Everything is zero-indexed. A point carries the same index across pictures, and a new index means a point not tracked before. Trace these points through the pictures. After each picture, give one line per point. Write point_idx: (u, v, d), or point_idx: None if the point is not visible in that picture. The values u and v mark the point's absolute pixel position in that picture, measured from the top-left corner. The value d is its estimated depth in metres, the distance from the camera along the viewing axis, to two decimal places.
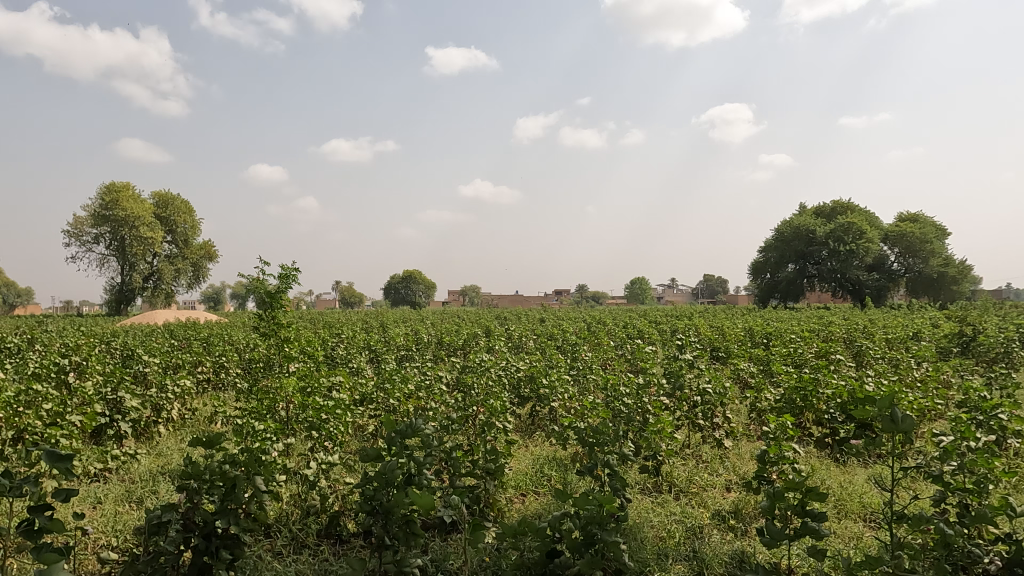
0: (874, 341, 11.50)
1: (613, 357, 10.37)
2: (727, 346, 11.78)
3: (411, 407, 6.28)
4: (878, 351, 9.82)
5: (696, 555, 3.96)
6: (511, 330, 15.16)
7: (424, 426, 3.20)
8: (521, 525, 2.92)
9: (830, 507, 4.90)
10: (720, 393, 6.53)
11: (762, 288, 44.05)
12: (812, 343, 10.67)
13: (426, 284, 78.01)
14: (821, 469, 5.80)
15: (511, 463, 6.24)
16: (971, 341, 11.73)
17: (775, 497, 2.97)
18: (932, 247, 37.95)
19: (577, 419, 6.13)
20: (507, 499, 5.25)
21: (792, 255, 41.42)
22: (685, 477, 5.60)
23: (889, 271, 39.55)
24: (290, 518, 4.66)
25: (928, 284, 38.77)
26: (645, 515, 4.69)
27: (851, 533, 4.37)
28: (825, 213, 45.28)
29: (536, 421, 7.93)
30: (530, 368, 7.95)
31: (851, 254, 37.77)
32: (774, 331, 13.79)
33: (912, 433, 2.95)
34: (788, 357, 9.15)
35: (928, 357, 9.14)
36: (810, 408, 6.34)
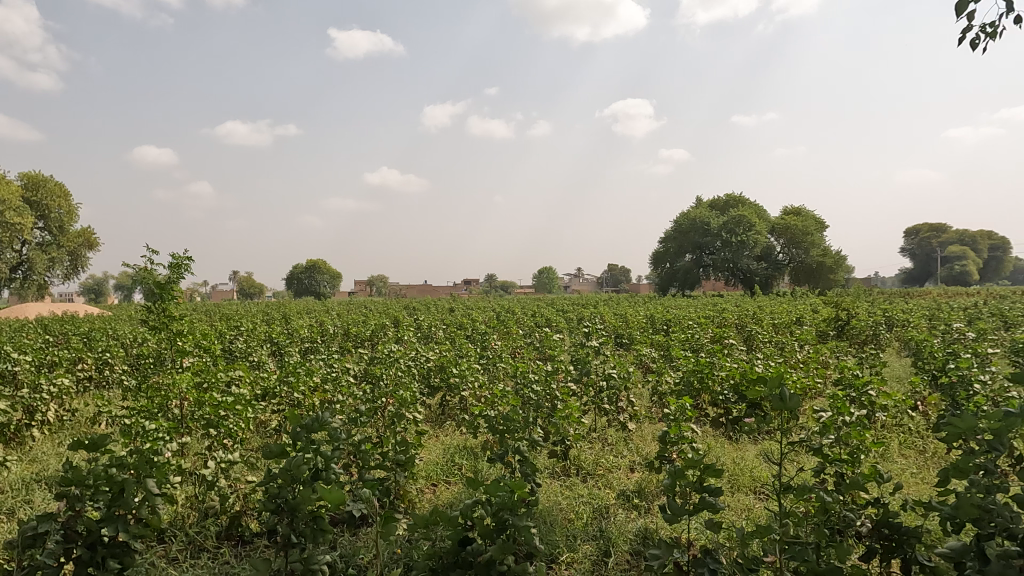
0: (762, 326, 12.38)
1: (522, 346, 10.55)
2: (630, 333, 12.31)
3: (317, 400, 6.09)
4: (766, 335, 10.57)
5: (603, 535, 4.11)
6: (418, 320, 15.00)
7: (332, 419, 3.10)
8: (432, 515, 2.89)
9: (725, 482, 5.23)
10: (624, 378, 6.78)
11: (662, 277, 46.21)
12: (707, 330, 11.31)
13: (332, 274, 76.12)
14: (716, 447, 6.15)
15: (421, 454, 6.19)
16: (846, 325, 12.80)
17: (676, 475, 3.07)
18: (813, 239, 41.19)
19: (487, 408, 6.16)
20: (418, 489, 5.22)
21: (690, 246, 43.61)
22: (592, 460, 5.79)
23: (776, 261, 42.52)
24: (186, 521, 4.42)
25: (809, 274, 41.92)
26: (554, 498, 4.81)
27: (743, 505, 4.69)
28: (720, 206, 48.05)
29: (446, 410, 7.90)
30: (440, 359, 7.91)
31: (742, 245, 40.44)
32: (673, 318, 14.56)
33: (797, 410, 3.17)
34: (686, 343, 9.67)
35: (809, 340, 9.96)
36: (706, 389, 6.73)
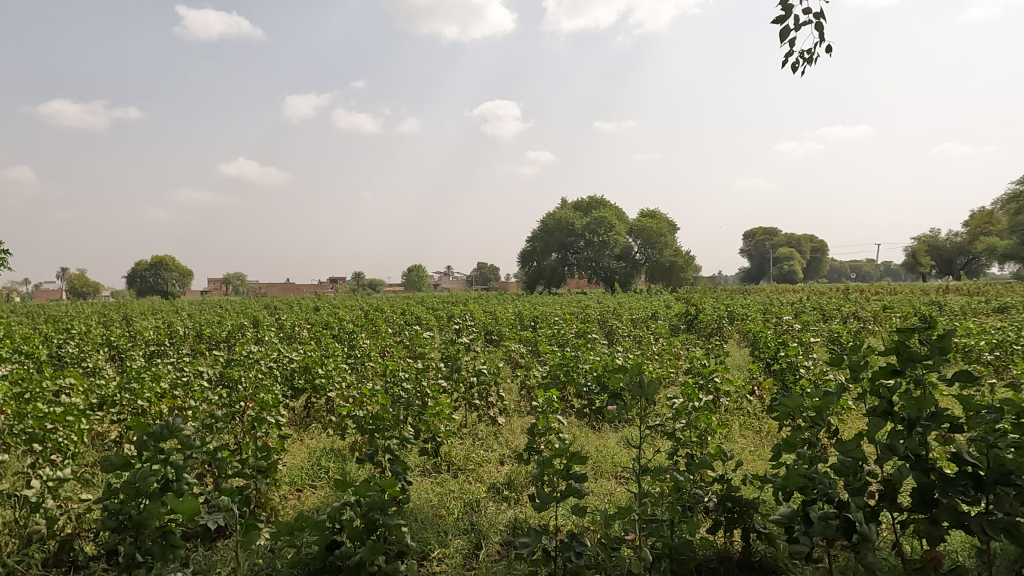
0: (622, 321, 13.17)
1: (392, 345, 10.38)
2: (499, 330, 12.55)
3: (165, 407, 5.60)
4: (626, 330, 11.25)
5: (474, 528, 4.15)
6: (280, 319, 14.27)
7: (184, 426, 2.87)
8: (297, 521, 2.77)
9: (589, 468, 5.48)
10: (494, 373, 6.89)
11: (529, 275, 47.52)
12: (572, 325, 11.82)
13: (181, 271, 70.32)
14: (581, 436, 6.42)
15: (284, 458, 5.89)
16: (694, 319, 13.93)
17: (544, 465, 3.17)
18: (666, 240, 44.38)
19: (355, 408, 5.99)
20: (281, 496, 4.97)
21: (555, 245, 45.26)
22: (463, 455, 5.82)
23: (633, 261, 45.29)
24: (3, 551, 3.88)
25: (663, 272, 44.93)
26: (425, 495, 4.78)
27: (606, 489, 4.94)
28: (583, 208, 50.35)
29: (311, 413, 7.59)
30: (305, 359, 7.57)
31: (604, 245, 43.08)
32: (540, 314, 15.05)
33: (653, 397, 3.40)
34: (553, 338, 10.03)
35: (663, 333, 10.73)
36: (571, 382, 7.01)
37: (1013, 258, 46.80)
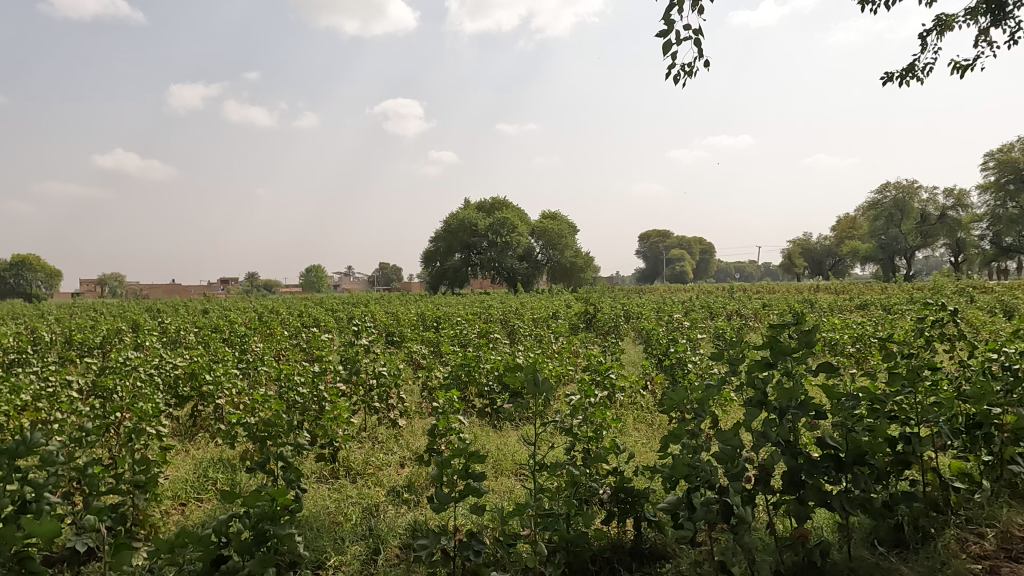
0: (523, 321, 13.38)
1: (287, 348, 9.98)
2: (401, 331, 12.38)
3: (25, 422, 5.07)
4: (527, 329, 11.44)
5: (372, 533, 4.07)
6: (163, 323, 13.34)
7: (46, 441, 2.61)
8: (178, 537, 2.60)
9: (490, 467, 5.52)
10: (394, 375, 6.78)
11: (432, 275, 47.18)
12: (474, 326, 11.88)
13: (48, 271, 64.06)
14: (482, 435, 6.45)
15: (167, 471, 5.51)
16: (593, 318, 14.37)
17: (443, 465, 3.15)
18: (566, 241, 45.54)
19: (246, 415, 5.70)
20: (163, 511, 4.64)
21: (458, 245, 45.25)
22: (361, 459, 5.69)
23: (535, 261, 46.10)
24: None
25: (564, 273, 46.05)
26: (321, 503, 4.63)
27: (506, 487, 5.00)
28: (486, 209, 50.71)
29: (198, 422, 7.14)
30: (190, 365, 7.12)
31: (507, 245, 43.60)
32: (443, 315, 15.01)
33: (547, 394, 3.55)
34: (455, 338, 10.03)
35: (562, 332, 11.01)
36: (473, 381, 7.04)
37: (873, 260, 51.85)
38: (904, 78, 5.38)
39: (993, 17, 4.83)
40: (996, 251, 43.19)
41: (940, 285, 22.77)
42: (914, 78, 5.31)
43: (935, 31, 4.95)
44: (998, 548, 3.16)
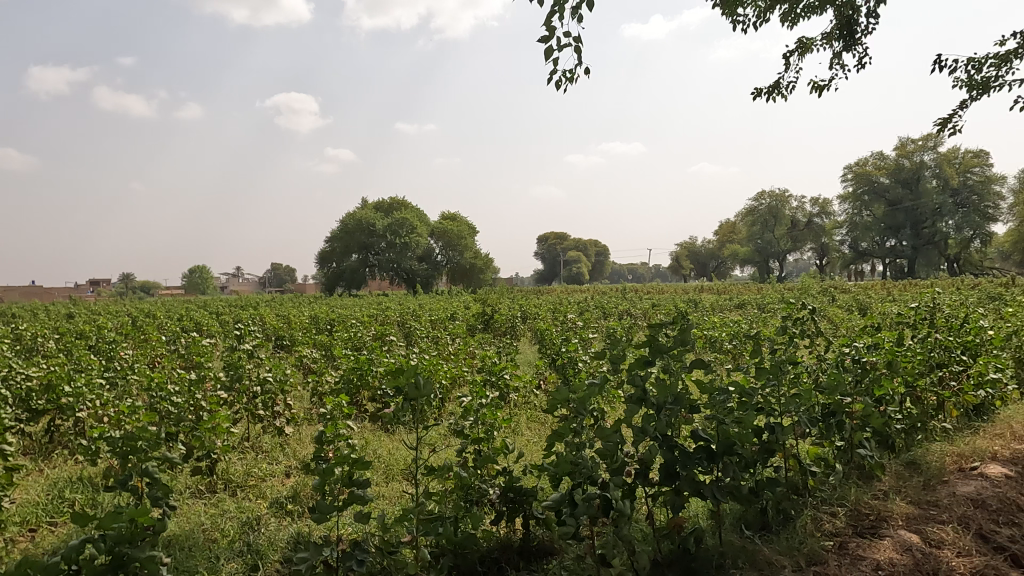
0: (420, 323, 13.25)
1: (163, 355, 9.29)
2: (291, 335, 11.88)
3: None
4: (423, 332, 11.33)
5: (251, 549, 3.85)
6: (15, 328, 12.01)
7: None
8: (18, 568, 2.33)
9: (380, 472, 5.40)
10: (281, 381, 6.48)
11: (327, 276, 45.66)
12: (369, 328, 11.61)
13: None
14: (374, 440, 6.31)
15: (15, 494, 4.95)
16: (490, 319, 14.49)
17: (325, 474, 3.03)
18: (466, 242, 45.57)
19: (111, 428, 5.23)
20: (7, 540, 4.16)
21: (355, 245, 44.10)
22: (243, 471, 5.38)
23: (435, 262, 45.78)
24: None
25: (463, 274, 46.13)
26: (195, 520, 4.33)
27: (397, 491, 4.91)
28: (384, 209, 49.80)
29: (55, 438, 6.47)
30: (46, 376, 6.44)
31: (405, 246, 42.98)
32: (337, 317, 14.55)
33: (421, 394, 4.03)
34: (348, 342, 9.76)
35: (459, 334, 11.00)
36: (365, 385, 6.86)
37: (750, 262, 55.82)
38: (771, 95, 5.80)
39: (844, 42, 5.30)
40: (854, 255, 47.85)
41: (807, 286, 24.84)
42: (779, 95, 5.73)
43: (796, 53, 5.36)
44: (847, 525, 3.49)
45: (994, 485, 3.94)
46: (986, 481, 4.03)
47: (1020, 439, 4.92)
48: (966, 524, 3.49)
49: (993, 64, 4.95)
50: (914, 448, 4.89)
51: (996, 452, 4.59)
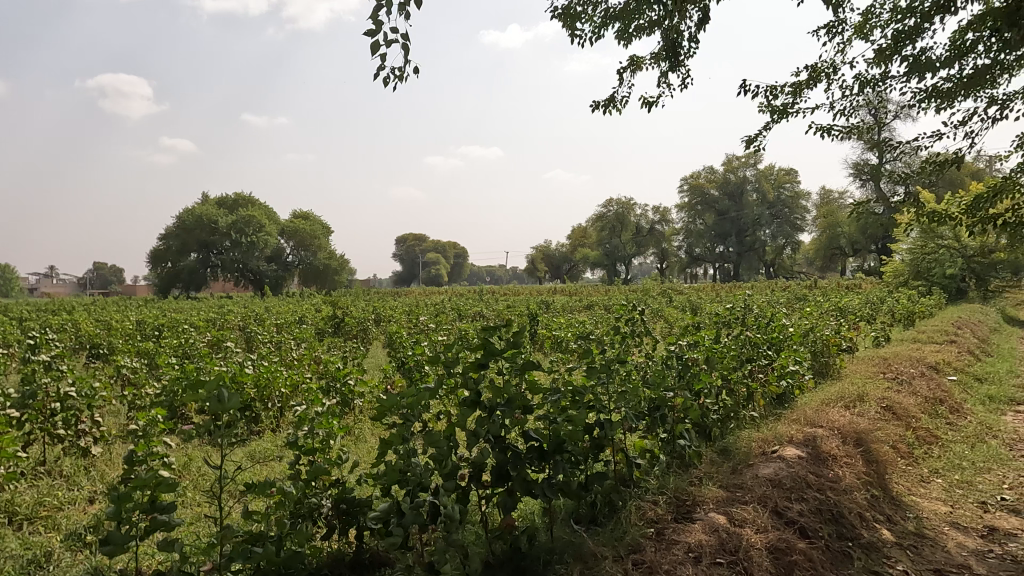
0: (263, 327, 12.47)
1: None
2: (109, 342, 10.65)
3: None
4: (266, 336, 10.67)
5: None
6: None
7: None
8: None
9: (204, 491, 4.98)
10: (87, 395, 5.75)
11: (160, 277, 41.65)
12: (203, 334, 10.71)
13: None
14: (199, 456, 5.82)
15: None
16: (341, 322, 13.96)
17: (121, 500, 2.70)
18: (319, 243, 43.69)
19: None
20: None
21: (193, 243, 40.65)
22: (33, 500, 4.69)
23: (285, 263, 43.42)
24: None
25: (316, 275, 44.20)
26: None
27: (221, 509, 4.56)
28: (228, 205, 46.44)
29: None
30: None
31: (252, 246, 40.32)
32: (168, 322, 13.29)
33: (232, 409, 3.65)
34: (177, 349, 8.93)
35: (305, 339, 10.51)
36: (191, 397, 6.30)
37: (600, 265, 59.03)
38: (607, 108, 6.10)
39: (670, 63, 5.71)
40: (689, 259, 52.29)
41: (649, 288, 26.71)
42: (614, 108, 6.05)
43: (629, 69, 5.68)
44: (666, 511, 3.75)
45: (788, 466, 4.45)
46: (783, 462, 4.54)
47: (811, 423, 5.61)
48: (764, 503, 3.90)
49: (790, 91, 5.57)
50: (727, 435, 5.39)
51: (792, 435, 5.19)
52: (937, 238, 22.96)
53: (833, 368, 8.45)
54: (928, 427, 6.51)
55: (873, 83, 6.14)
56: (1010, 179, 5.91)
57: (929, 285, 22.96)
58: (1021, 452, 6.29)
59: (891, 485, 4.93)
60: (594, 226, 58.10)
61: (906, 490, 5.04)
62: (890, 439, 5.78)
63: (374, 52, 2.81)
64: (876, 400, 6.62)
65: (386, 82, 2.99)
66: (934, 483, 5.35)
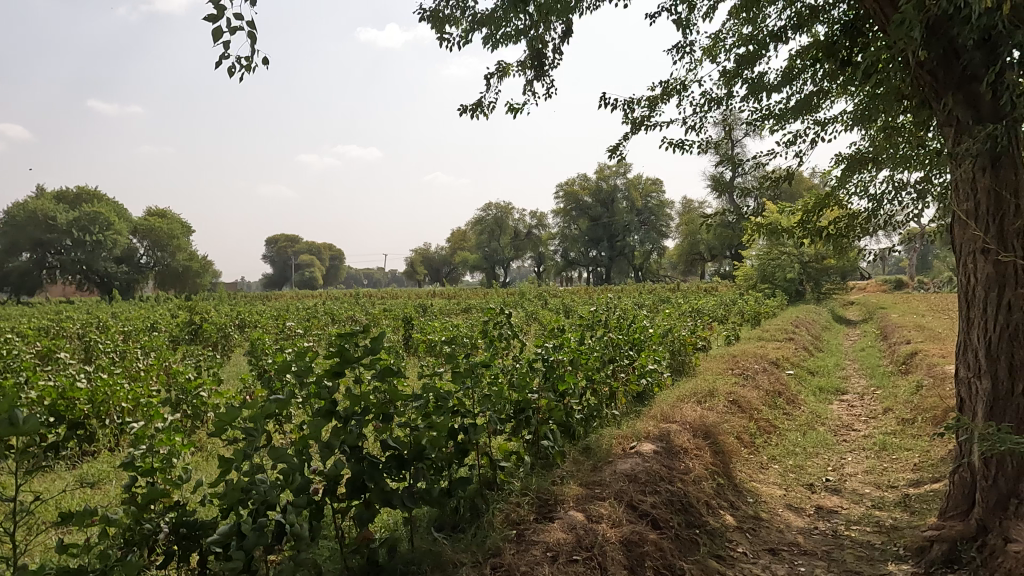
0: (106, 335, 11.30)
1: None
2: None
3: None
4: (108, 345, 9.67)
5: None
6: None
7: None
8: None
9: (20, 523, 4.40)
10: None
11: None
12: (30, 343, 9.52)
13: None
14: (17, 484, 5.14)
15: None
16: (199, 328, 12.94)
17: None
18: (178, 243, 40.38)
19: None
20: None
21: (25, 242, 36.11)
22: None
23: (137, 265, 39.73)
24: None
25: (175, 277, 40.83)
26: None
27: (39, 544, 4.03)
28: (70, 199, 41.80)
29: None
30: None
31: (98, 245, 36.50)
32: None
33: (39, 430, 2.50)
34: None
35: (155, 348, 9.65)
36: None
37: (479, 269, 59.47)
38: (474, 112, 6.12)
39: (536, 72, 5.83)
40: (564, 263, 54.06)
41: (525, 292, 27.25)
42: (482, 113, 6.08)
43: (496, 76, 5.73)
44: (528, 512, 3.81)
45: (644, 461, 4.68)
46: (639, 457, 4.77)
47: (667, 419, 5.95)
48: (620, 498, 4.07)
49: (646, 105, 5.89)
50: (590, 434, 5.59)
51: (649, 431, 5.46)
52: (780, 245, 25.39)
53: (688, 365, 9.05)
54: (767, 418, 7.14)
55: (720, 102, 6.63)
56: (833, 194, 6.63)
57: (773, 288, 25.32)
58: (842, 437, 7.07)
59: (734, 474, 5.34)
60: (473, 229, 58.42)
61: (747, 477, 5.49)
62: (735, 431, 6.28)
63: (216, 39, 2.59)
64: (724, 395, 7.16)
65: (230, 71, 2.79)
66: (771, 469, 5.87)
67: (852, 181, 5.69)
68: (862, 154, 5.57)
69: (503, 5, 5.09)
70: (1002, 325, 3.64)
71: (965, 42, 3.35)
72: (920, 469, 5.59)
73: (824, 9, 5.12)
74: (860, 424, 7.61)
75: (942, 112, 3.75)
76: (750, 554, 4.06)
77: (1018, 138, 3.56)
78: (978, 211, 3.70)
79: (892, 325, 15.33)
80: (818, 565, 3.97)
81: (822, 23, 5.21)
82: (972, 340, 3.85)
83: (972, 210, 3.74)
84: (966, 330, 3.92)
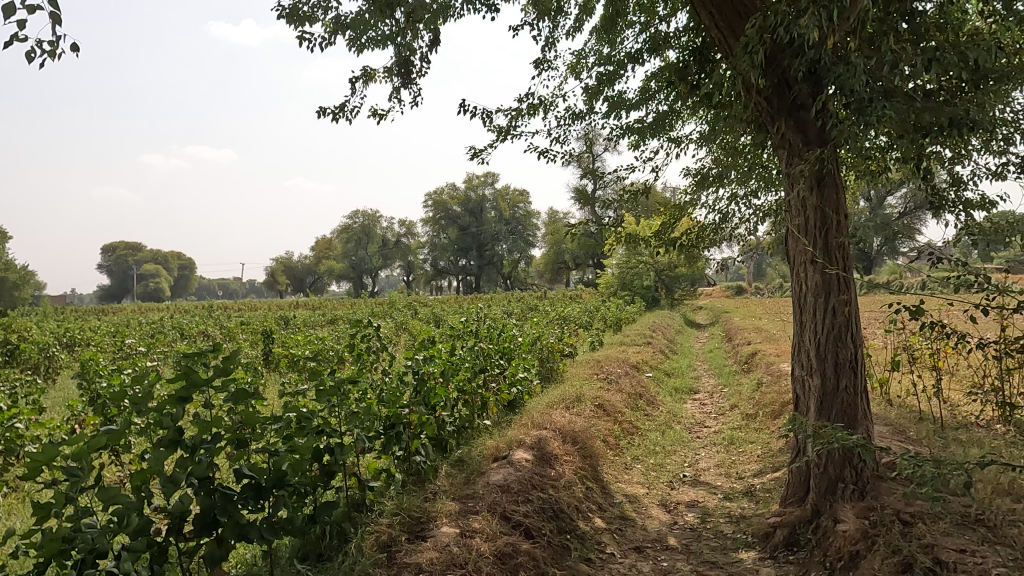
0: None
1: None
2: None
3: None
4: None
5: None
6: None
7: None
8: None
9: None
10: None
11: None
12: None
13: None
14: None
15: None
16: (16, 349, 11.31)
17: None
18: None
19: None
20: None
21: None
22: None
23: None
24: None
25: None
26: None
27: None
28: None
29: None
30: None
31: None
32: None
33: None
34: None
35: None
36: None
37: (345, 278, 57.57)
38: (337, 116, 5.85)
39: (403, 79, 5.72)
40: (433, 272, 53.76)
41: (394, 301, 26.73)
42: (346, 118, 5.84)
43: (361, 80, 5.55)
44: (401, 532, 3.66)
45: (517, 470, 4.69)
46: (512, 466, 4.78)
47: (537, 425, 6.05)
48: (494, 509, 4.05)
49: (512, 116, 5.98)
50: (462, 446, 5.53)
51: (521, 439, 5.50)
52: (637, 255, 27.01)
53: (556, 372, 9.32)
54: (630, 420, 7.49)
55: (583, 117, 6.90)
56: (684, 209, 7.12)
57: (631, 294, 26.83)
58: (696, 434, 7.59)
59: (601, 477, 5.53)
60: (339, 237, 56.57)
61: (613, 478, 5.71)
62: (602, 434, 6.53)
63: (10, 16, 2.25)
64: (590, 400, 7.43)
65: (30, 56, 2.44)
66: (634, 469, 6.15)
67: (701, 196, 6.11)
68: (708, 172, 6.01)
69: (369, 9, 4.91)
70: (829, 327, 4.06)
71: (796, 72, 3.71)
72: (763, 461, 6.11)
73: (674, 36, 5.49)
74: (710, 421, 8.23)
75: (777, 135, 4.14)
76: (617, 554, 4.21)
77: (839, 162, 4.01)
78: (807, 226, 4.11)
79: (735, 328, 16.81)
80: (679, 559, 4.19)
81: (673, 48, 5.58)
82: (805, 342, 4.26)
83: (802, 225, 4.16)
84: (799, 333, 4.33)
